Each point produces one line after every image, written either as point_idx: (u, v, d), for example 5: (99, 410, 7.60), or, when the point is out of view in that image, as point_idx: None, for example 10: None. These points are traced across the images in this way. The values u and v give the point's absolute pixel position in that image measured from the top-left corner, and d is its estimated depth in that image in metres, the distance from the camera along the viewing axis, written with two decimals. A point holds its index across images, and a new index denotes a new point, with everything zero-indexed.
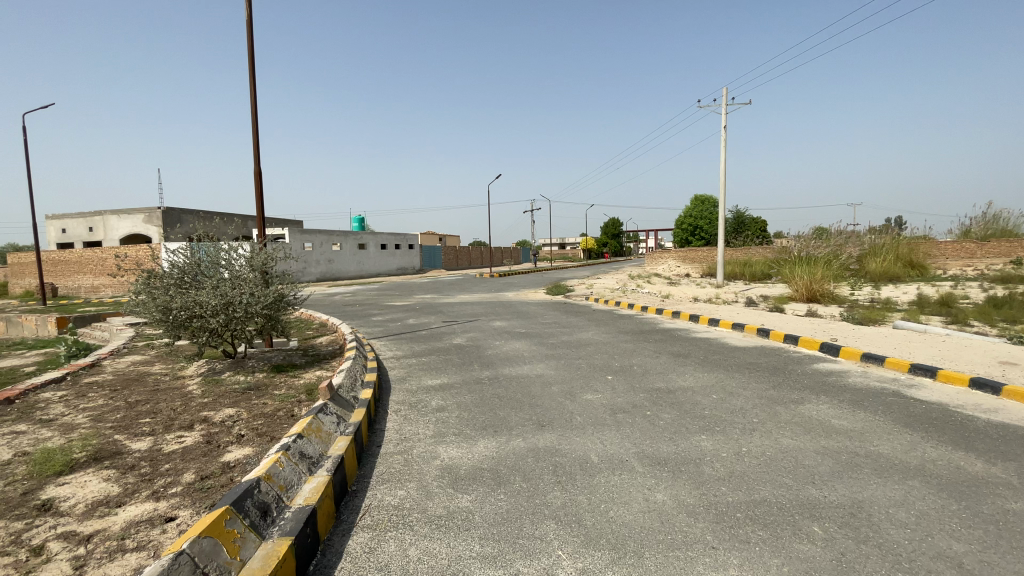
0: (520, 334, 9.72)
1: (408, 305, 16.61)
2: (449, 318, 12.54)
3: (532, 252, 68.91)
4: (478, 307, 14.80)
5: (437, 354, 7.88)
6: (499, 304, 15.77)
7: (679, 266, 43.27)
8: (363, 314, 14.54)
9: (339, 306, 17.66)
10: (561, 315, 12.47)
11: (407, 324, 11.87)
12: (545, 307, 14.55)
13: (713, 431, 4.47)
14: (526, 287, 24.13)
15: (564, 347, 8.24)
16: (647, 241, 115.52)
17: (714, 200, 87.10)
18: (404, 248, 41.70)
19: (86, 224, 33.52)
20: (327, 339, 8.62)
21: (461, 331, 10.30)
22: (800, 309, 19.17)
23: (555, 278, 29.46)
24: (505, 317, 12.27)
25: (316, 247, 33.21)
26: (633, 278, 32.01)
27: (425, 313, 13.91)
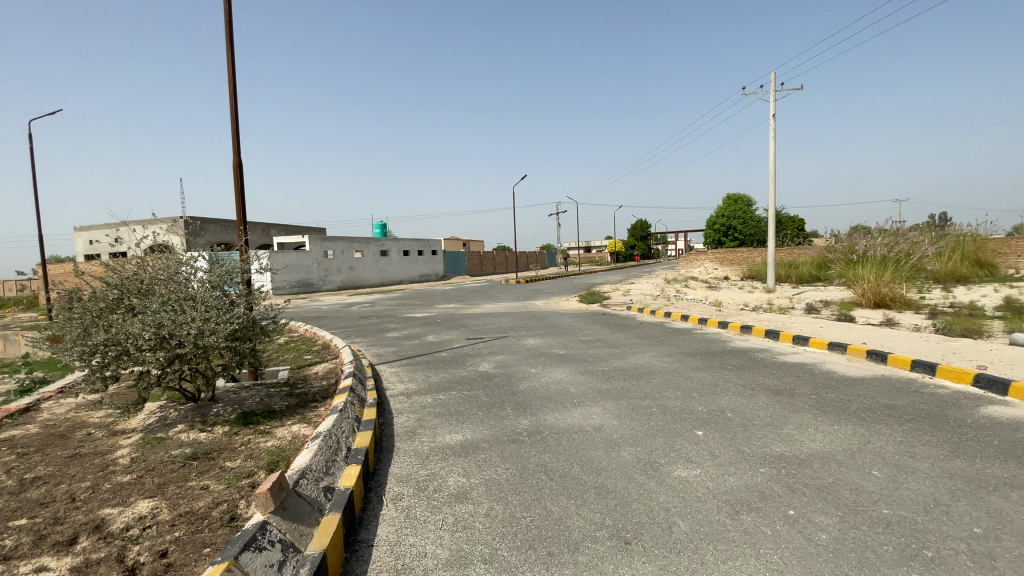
0: (559, 357, 7.93)
1: (429, 317, 14.99)
2: (474, 334, 10.88)
3: (557, 256, 67.01)
4: (506, 320, 13.06)
5: (459, 389, 6.17)
6: (530, 315, 14.01)
7: (716, 268, 40.73)
8: (377, 329, 12.99)
9: (354, 318, 16.22)
10: (604, 330, 10.62)
11: (425, 342, 10.21)
12: (583, 319, 12.72)
13: (928, 562, 2.61)
14: (557, 294, 22.31)
15: (621, 378, 6.42)
16: (676, 242, 112.06)
17: (748, 200, 83.61)
18: (427, 254, 40.40)
19: (110, 235, 33.39)
20: (325, 366, 7.02)
21: (488, 351, 8.59)
22: (871, 317, 16.78)
23: (586, 284, 27.62)
24: (540, 333, 10.50)
25: (337, 254, 32.12)
26: (671, 282, 29.82)
27: (448, 327, 12.26)
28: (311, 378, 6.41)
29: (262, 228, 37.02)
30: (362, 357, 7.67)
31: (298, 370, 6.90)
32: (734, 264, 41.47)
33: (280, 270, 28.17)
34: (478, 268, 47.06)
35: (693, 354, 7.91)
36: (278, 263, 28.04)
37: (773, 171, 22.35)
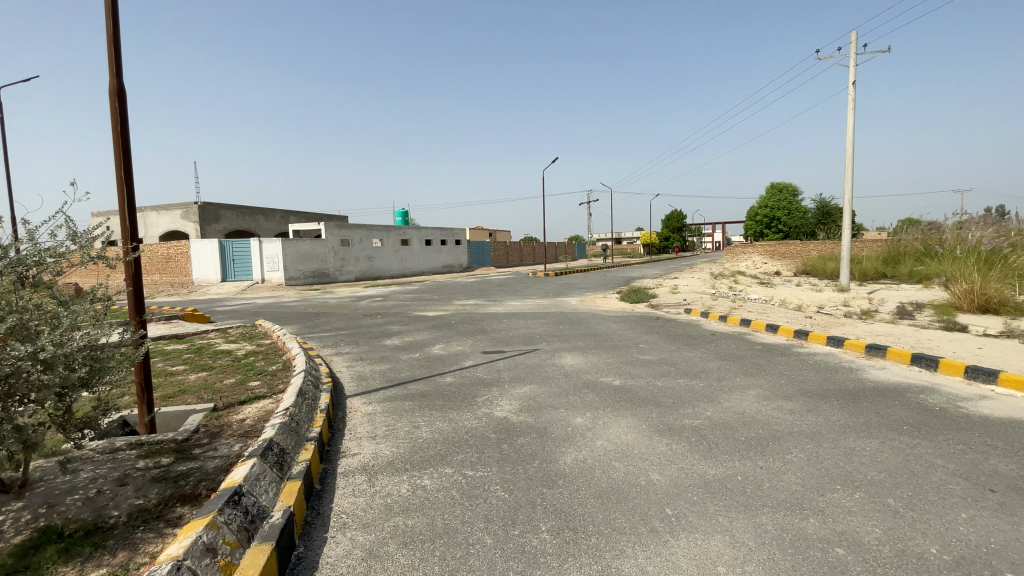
0: (616, 392, 5.34)
1: (443, 316, 12.59)
2: (493, 342, 8.38)
3: (587, 248, 63.78)
4: (535, 322, 10.55)
5: (459, 460, 3.69)
6: (563, 316, 11.48)
7: (764, 262, 37.16)
8: (378, 329, 10.67)
9: (359, 314, 14.01)
10: (667, 342, 7.96)
11: (430, 353, 7.78)
12: (633, 322, 10.05)
13: None
14: (594, 289, 19.61)
15: (732, 449, 3.81)
16: (712, 234, 106.92)
17: (793, 189, 78.25)
18: (450, 244, 38.15)
19: (128, 222, 32.52)
20: (258, 406, 4.59)
21: (510, 376, 6.09)
22: (986, 325, 13.49)
23: (624, 278, 24.76)
24: (580, 344, 7.95)
25: (355, 243, 30.15)
26: (719, 278, 26.60)
27: (463, 330, 9.84)
28: (222, 434, 4.00)
29: (280, 215, 35.47)
30: (324, 387, 5.16)
31: (217, 413, 4.49)
32: (784, 258, 37.75)
33: (294, 259, 26.37)
34: (503, 259, 44.74)
35: (824, 396, 5.19)
36: (291, 251, 26.19)
37: (849, 150, 18.93)
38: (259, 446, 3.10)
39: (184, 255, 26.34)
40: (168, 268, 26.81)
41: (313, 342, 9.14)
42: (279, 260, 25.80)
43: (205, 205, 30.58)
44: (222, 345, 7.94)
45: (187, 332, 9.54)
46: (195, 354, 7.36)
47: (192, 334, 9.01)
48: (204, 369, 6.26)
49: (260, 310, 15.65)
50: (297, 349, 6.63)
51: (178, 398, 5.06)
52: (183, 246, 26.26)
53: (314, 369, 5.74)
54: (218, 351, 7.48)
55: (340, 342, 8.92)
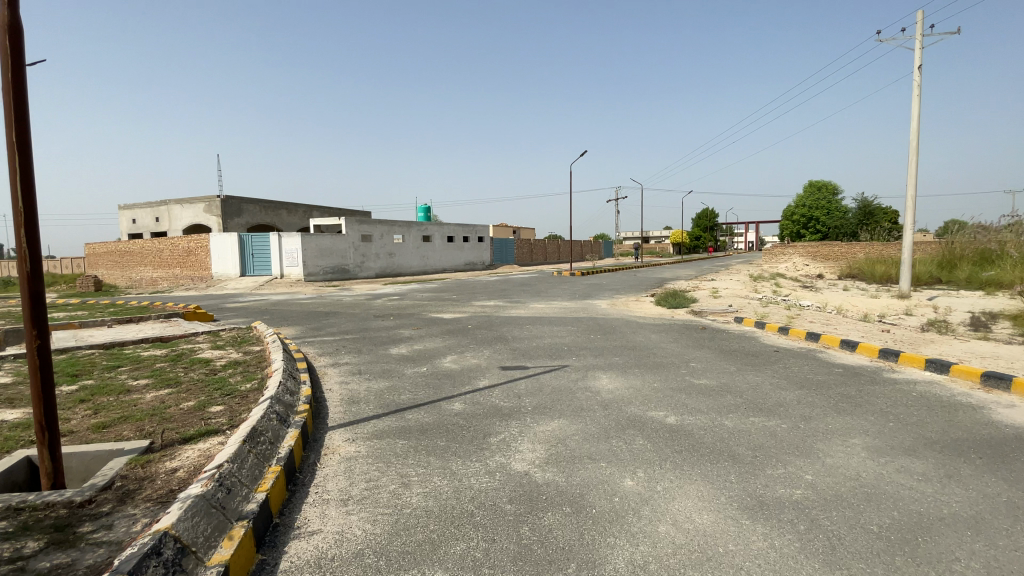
0: (673, 436, 4.05)
1: (460, 319, 11.44)
2: (515, 354, 7.17)
3: (615, 247, 61.95)
4: (563, 329, 9.28)
5: (458, 555, 2.50)
6: (594, 322, 10.18)
7: (805, 264, 34.86)
8: (387, 333, 9.58)
9: (371, 313, 13.01)
10: (723, 362, 6.60)
11: (440, 367, 6.60)
12: (677, 333, 8.68)
13: None
14: (625, 291, 18.20)
15: (868, 554, 2.53)
16: (744, 234, 103.22)
17: (833, 187, 74.59)
18: (472, 241, 37.12)
19: (153, 215, 32.58)
20: (200, 449, 3.49)
21: (534, 404, 4.85)
22: None
23: (656, 279, 23.28)
24: (617, 361, 6.66)
25: (376, 239, 29.39)
26: (759, 281, 24.77)
27: (480, 338, 8.65)
28: (134, 500, 2.90)
29: (303, 210, 35.06)
30: (295, 417, 4.03)
31: (145, 457, 3.41)
32: (827, 259, 35.37)
33: (313, 255, 25.70)
34: (527, 257, 43.50)
35: (962, 453, 3.80)
36: (310, 246, 25.54)
37: (912, 141, 17.10)
38: (136, 553, 1.98)
39: (203, 248, 25.99)
40: (189, 262, 26.53)
41: (312, 347, 8.07)
42: (298, 255, 25.15)
43: (228, 198, 30.32)
44: (206, 351, 6.94)
45: (178, 334, 8.63)
46: (170, 362, 6.36)
47: (179, 337, 8.07)
48: (169, 386, 5.23)
49: (270, 308, 14.83)
50: (279, 363, 5.55)
51: (114, 429, 4.01)
52: (203, 239, 25.92)
53: (290, 390, 4.63)
54: (197, 359, 6.46)
55: (341, 349, 7.83)
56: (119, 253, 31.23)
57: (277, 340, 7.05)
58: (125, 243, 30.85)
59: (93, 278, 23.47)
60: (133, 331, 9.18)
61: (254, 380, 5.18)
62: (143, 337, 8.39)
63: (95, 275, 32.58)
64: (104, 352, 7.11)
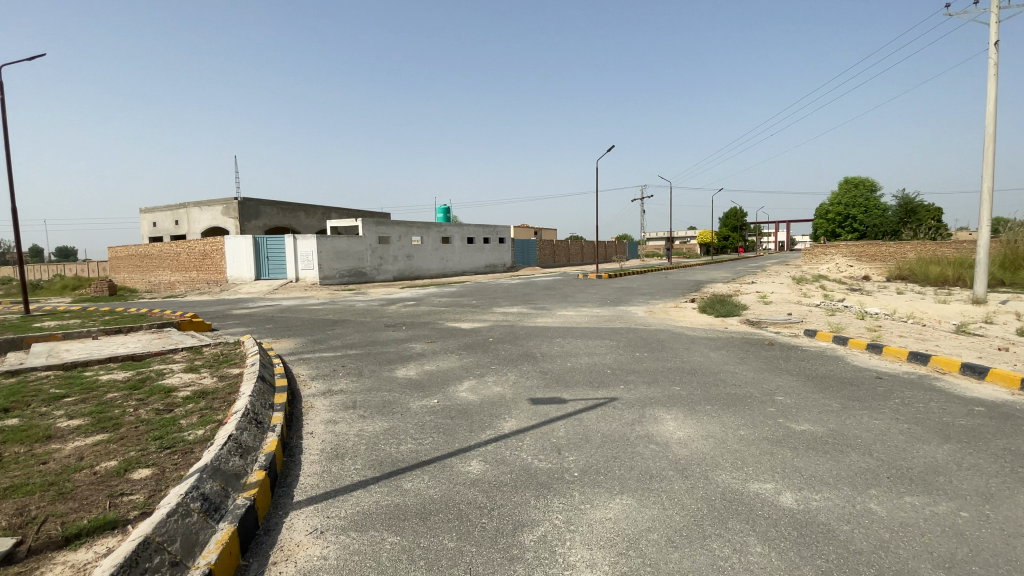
0: (804, 538, 2.65)
1: (480, 328, 10.12)
2: (548, 378, 5.80)
3: (639, 247, 59.91)
4: (601, 343, 7.86)
5: None
6: (637, 335, 8.72)
7: (848, 265, 32.45)
8: (396, 345, 8.31)
9: (382, 321, 11.80)
10: (819, 398, 5.09)
11: (455, 396, 5.28)
12: (742, 352, 7.16)
13: None
14: (660, 295, 16.64)
15: None
16: (774, 233, 99.42)
17: (871, 183, 70.99)
18: (493, 242, 35.92)
19: (173, 217, 32.32)
20: (72, 568, 2.26)
21: (583, 467, 3.46)
22: None
23: (690, 281, 21.63)
24: (680, 393, 5.23)
25: (394, 241, 28.39)
26: (803, 283, 22.81)
27: (504, 353, 7.32)
28: None
29: (321, 212, 34.38)
30: (236, 496, 2.76)
31: None
32: (873, 260, 32.89)
33: (330, 258, 24.81)
34: (549, 259, 42.09)
35: None
36: (327, 248, 24.66)
37: (988, 127, 15.17)
38: None
39: (218, 251, 25.37)
40: (205, 266, 25.96)
41: (305, 367, 6.85)
42: (313, 258, 24.29)
43: (245, 200, 29.76)
44: (175, 375, 5.76)
45: (159, 349, 7.53)
46: (126, 391, 5.18)
47: (155, 354, 6.94)
48: (103, 430, 4.03)
49: (277, 314, 13.78)
50: (244, 398, 4.25)
51: None
52: (219, 242, 25.28)
53: (244, 443, 3.32)
54: (159, 387, 5.27)
55: (338, 370, 6.58)
56: (139, 256, 31.03)
57: (257, 361, 5.78)
58: (144, 246, 30.61)
59: (107, 282, 22.99)
60: (113, 345, 8.12)
61: (208, 425, 3.93)
62: (117, 354, 7.30)
63: (117, 279, 32.54)
64: (61, 374, 6.01)
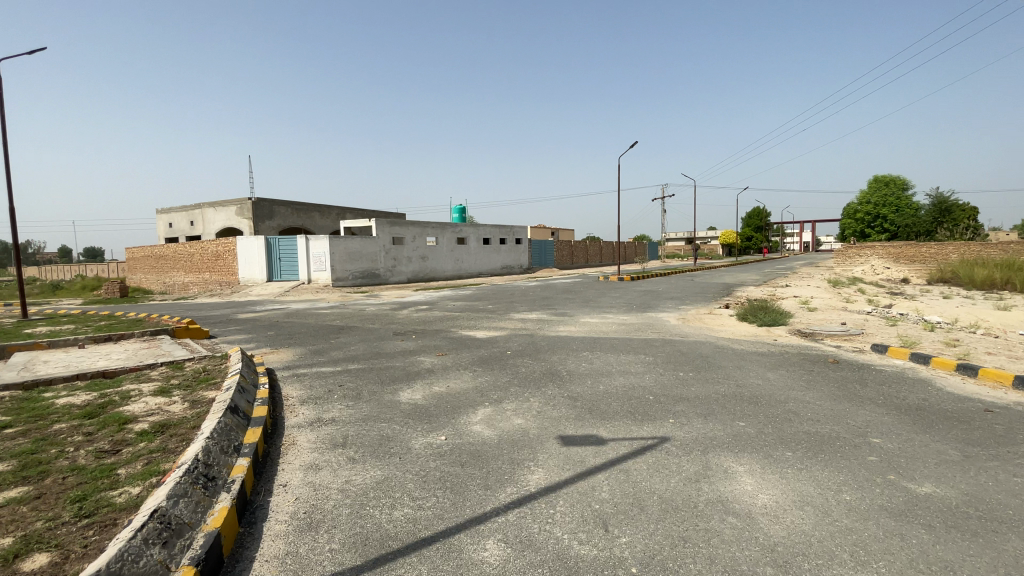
0: None
1: (497, 337, 9.15)
2: (578, 406, 4.82)
3: (660, 248, 58.38)
4: (636, 359, 6.84)
5: None
6: (675, 348, 7.65)
7: (885, 268, 30.63)
8: (402, 358, 7.40)
9: (391, 327, 10.92)
10: (928, 444, 4.02)
11: (466, 429, 4.33)
12: (807, 374, 6.07)
13: None
14: (690, 299, 15.46)
15: None
16: (799, 233, 96.43)
17: (903, 182, 68.13)
18: (510, 243, 35.01)
19: (187, 218, 32.15)
20: None
21: (641, 559, 2.48)
22: None
23: (719, 284, 20.35)
24: (747, 432, 4.21)
25: (408, 242, 27.67)
26: (841, 287, 21.34)
27: (524, 371, 6.35)
28: None
29: (336, 212, 33.89)
30: None
31: None
32: (912, 262, 30.87)
33: (342, 259, 24.16)
34: (566, 260, 41.04)
35: None
36: (339, 249, 24.02)
37: None
38: None
39: (230, 252, 24.93)
40: (217, 267, 25.57)
41: (297, 385, 5.99)
42: (326, 259, 23.66)
43: (259, 201, 29.36)
44: (141, 397, 4.93)
45: (140, 363, 6.76)
46: (77, 421, 4.35)
47: (131, 369, 6.15)
48: (22, 482, 3.18)
49: (283, 318, 13.05)
50: (199, 442, 3.33)
51: None
52: (231, 243, 24.83)
53: (176, 521, 2.43)
54: (116, 415, 4.44)
55: (333, 390, 5.69)
56: (154, 256, 30.88)
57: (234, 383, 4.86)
58: (159, 246, 30.44)
59: (118, 283, 22.68)
60: (93, 357, 7.38)
61: (147, 486, 3.05)
62: (92, 367, 6.54)
63: (133, 280, 32.55)
64: (18, 395, 5.24)
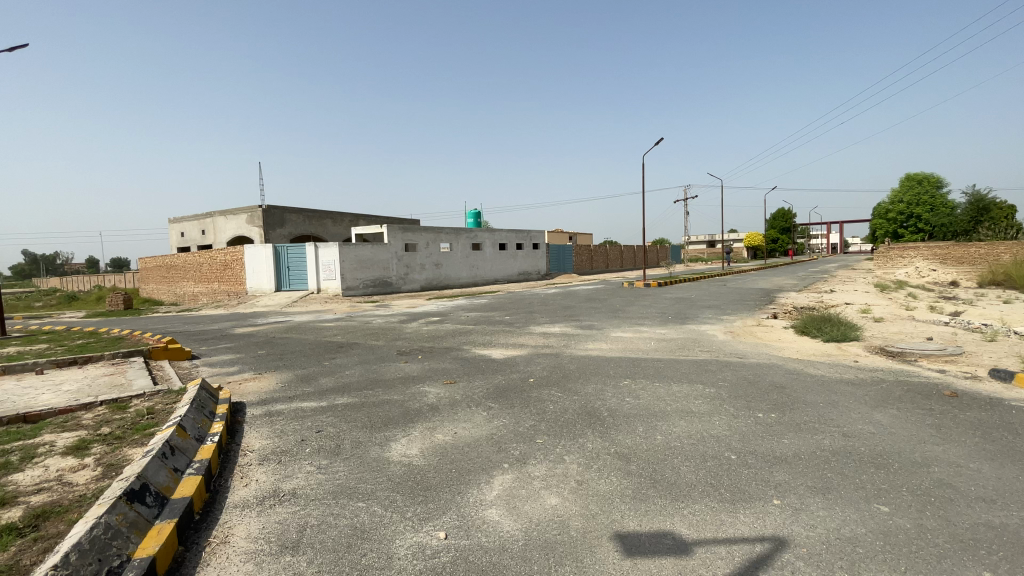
0: None
1: (516, 358, 7.78)
2: (634, 475, 3.43)
3: (682, 251, 56.35)
4: (693, 392, 5.41)
5: None
6: (738, 375, 6.18)
7: (930, 270, 28.48)
8: (402, 388, 6.08)
9: (395, 344, 9.65)
10: None
11: (475, 517, 2.97)
12: (930, 417, 4.56)
13: None
14: (730, 308, 13.90)
15: None
16: (826, 236, 93.20)
17: (937, 180, 65.03)
18: (527, 249, 33.73)
19: (199, 227, 31.60)
20: None
21: None
22: None
23: (756, 292, 18.66)
24: (902, 532, 2.77)
25: (421, 248, 26.55)
26: (891, 293, 19.46)
27: (554, 409, 4.97)
28: None
29: (348, 218, 32.99)
30: None
31: None
32: (959, 264, 28.22)
33: (352, 267, 23.13)
34: (585, 265, 39.55)
35: None
36: (349, 256, 23.00)
37: None
38: None
39: (238, 261, 24.10)
40: (225, 277, 24.78)
41: (265, 430, 4.74)
42: (335, 267, 22.65)
43: (269, 208, 28.60)
44: (45, 459, 3.71)
45: (87, 398, 5.60)
46: None
47: (65, 410, 4.97)
48: None
49: (281, 333, 11.90)
50: None
51: None
52: (239, 252, 23.99)
53: None
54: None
55: (307, 440, 4.40)
56: (166, 267, 30.36)
57: (163, 441, 3.60)
58: (170, 256, 29.86)
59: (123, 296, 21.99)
60: (39, 389, 6.25)
61: None
62: (25, 405, 5.38)
63: (145, 291, 32.17)
64: None
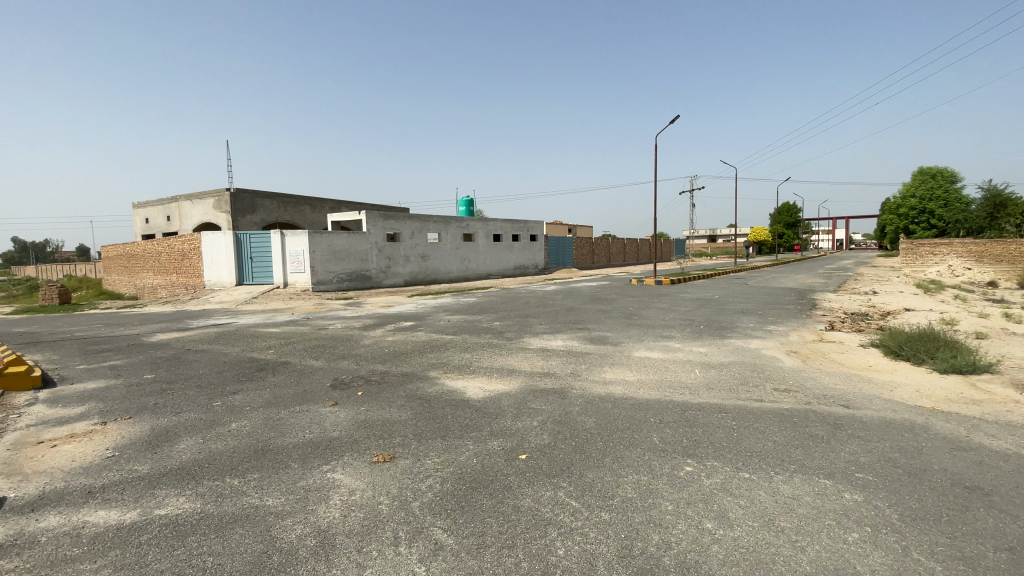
0: None
1: (500, 397, 5.20)
2: None
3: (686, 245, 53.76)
4: (829, 513, 2.82)
5: None
6: (877, 454, 3.60)
7: (964, 268, 25.93)
8: (293, 474, 3.45)
9: (336, 364, 7.03)
10: None
11: None
12: None
13: None
14: (770, 313, 11.36)
15: None
16: (832, 231, 90.72)
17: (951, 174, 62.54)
18: (523, 241, 31.09)
19: (163, 213, 28.81)
20: None
21: None
22: None
23: (787, 292, 16.09)
24: None
25: (406, 238, 23.88)
26: (939, 295, 16.95)
27: (565, 564, 2.37)
28: None
29: (329, 205, 30.23)
30: None
31: None
32: (998, 262, 26.15)
33: (325, 257, 20.50)
34: (585, 259, 37.03)
35: None
36: (322, 246, 20.35)
37: None
38: None
39: (196, 251, 21.39)
40: (183, 268, 22.08)
41: None
42: (304, 259, 20.05)
43: (239, 192, 25.82)
44: None
45: None
46: None
47: None
48: None
49: (204, 343, 9.20)
50: None
51: None
52: (198, 240, 21.24)
53: None
54: None
55: None
56: (126, 256, 27.57)
57: None
58: (130, 245, 27.07)
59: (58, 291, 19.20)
60: None
61: None
62: None
63: (106, 283, 29.45)
64: None
